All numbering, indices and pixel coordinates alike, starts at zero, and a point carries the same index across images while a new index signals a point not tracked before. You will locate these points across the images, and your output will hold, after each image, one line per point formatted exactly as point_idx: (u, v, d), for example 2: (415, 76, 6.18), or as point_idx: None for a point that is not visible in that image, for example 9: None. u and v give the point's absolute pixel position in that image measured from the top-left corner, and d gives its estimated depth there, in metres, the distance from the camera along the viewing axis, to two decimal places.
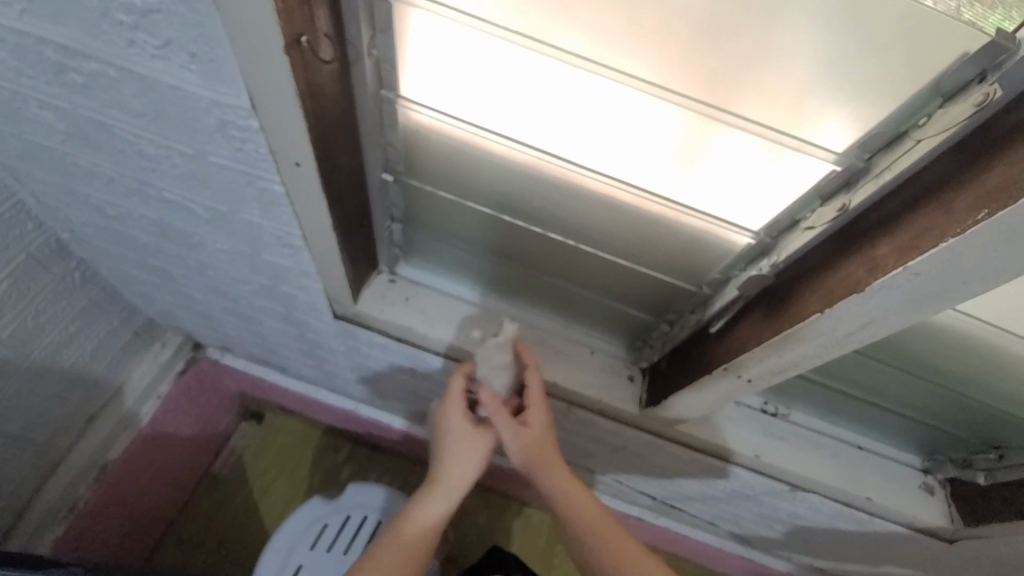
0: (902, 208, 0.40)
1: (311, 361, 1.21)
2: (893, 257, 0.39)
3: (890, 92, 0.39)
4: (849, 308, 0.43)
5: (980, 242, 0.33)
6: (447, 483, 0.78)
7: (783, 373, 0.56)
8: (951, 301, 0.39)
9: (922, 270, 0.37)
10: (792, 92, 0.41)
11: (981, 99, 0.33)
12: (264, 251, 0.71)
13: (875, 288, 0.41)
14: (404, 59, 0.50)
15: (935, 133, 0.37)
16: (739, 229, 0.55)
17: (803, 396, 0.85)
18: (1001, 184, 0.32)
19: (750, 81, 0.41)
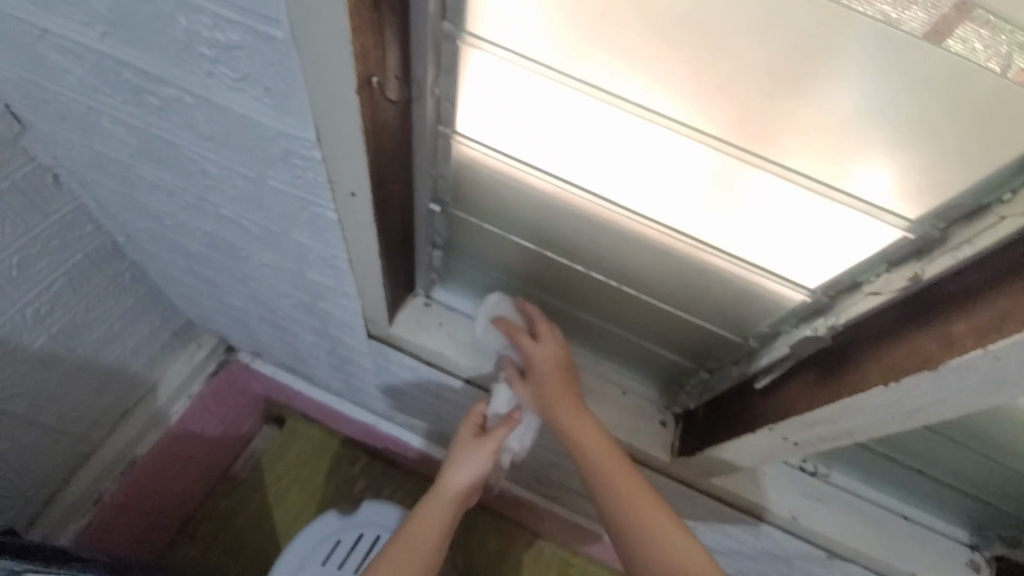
0: (981, 285, 0.37)
1: (338, 374, 1.22)
2: (971, 336, 0.37)
3: (948, 152, 0.37)
4: (917, 383, 0.41)
5: None
6: (451, 484, 0.82)
7: (833, 439, 0.53)
8: None
9: (1006, 355, 0.35)
10: (833, 141, 0.39)
11: None
12: (308, 270, 0.72)
13: (949, 366, 0.38)
14: (462, 98, 0.51)
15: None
16: (794, 286, 0.53)
17: (846, 458, 0.80)
18: None
19: (788, 127, 0.40)
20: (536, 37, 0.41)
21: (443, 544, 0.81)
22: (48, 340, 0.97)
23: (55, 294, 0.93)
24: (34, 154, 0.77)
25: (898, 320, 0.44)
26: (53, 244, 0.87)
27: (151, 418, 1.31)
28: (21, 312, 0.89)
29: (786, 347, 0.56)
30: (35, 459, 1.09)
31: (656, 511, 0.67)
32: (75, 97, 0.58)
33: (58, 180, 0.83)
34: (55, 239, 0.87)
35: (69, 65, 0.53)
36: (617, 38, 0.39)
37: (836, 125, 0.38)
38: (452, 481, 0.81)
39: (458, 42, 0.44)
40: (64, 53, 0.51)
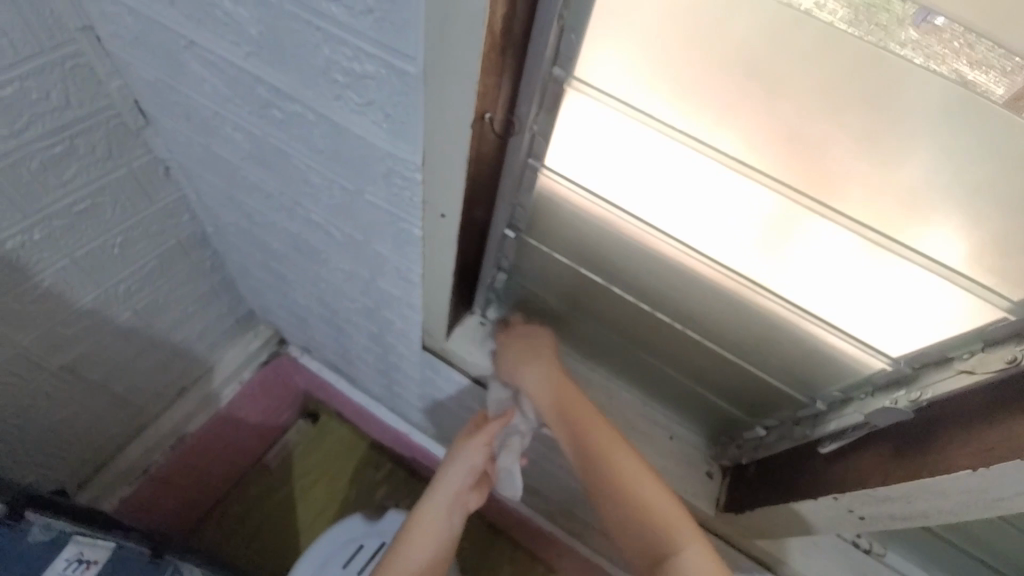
0: None
1: (382, 379, 1.25)
2: None
3: None
4: (1006, 472, 0.39)
5: None
6: (446, 484, 0.86)
7: (907, 518, 0.51)
8: None
9: None
10: (903, 198, 0.39)
11: None
12: (380, 279, 0.76)
13: None
14: (557, 135, 0.53)
15: None
16: (874, 353, 0.52)
17: (905, 541, 0.75)
18: None
19: (856, 178, 0.40)
20: (636, 84, 0.43)
21: (446, 539, 0.87)
22: (132, 315, 1.05)
23: (146, 274, 1.01)
24: (154, 148, 0.86)
25: (992, 403, 0.42)
26: (153, 228, 0.96)
27: (203, 399, 1.39)
28: (116, 286, 0.97)
29: (858, 414, 0.54)
30: (99, 424, 1.18)
31: (625, 481, 0.69)
32: (207, 104, 0.65)
33: (168, 172, 0.91)
34: (156, 224, 0.96)
35: (210, 77, 0.59)
36: (715, 89, 0.40)
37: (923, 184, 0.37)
38: (445, 480, 0.86)
39: (564, 85, 0.46)
40: (210, 68, 0.58)
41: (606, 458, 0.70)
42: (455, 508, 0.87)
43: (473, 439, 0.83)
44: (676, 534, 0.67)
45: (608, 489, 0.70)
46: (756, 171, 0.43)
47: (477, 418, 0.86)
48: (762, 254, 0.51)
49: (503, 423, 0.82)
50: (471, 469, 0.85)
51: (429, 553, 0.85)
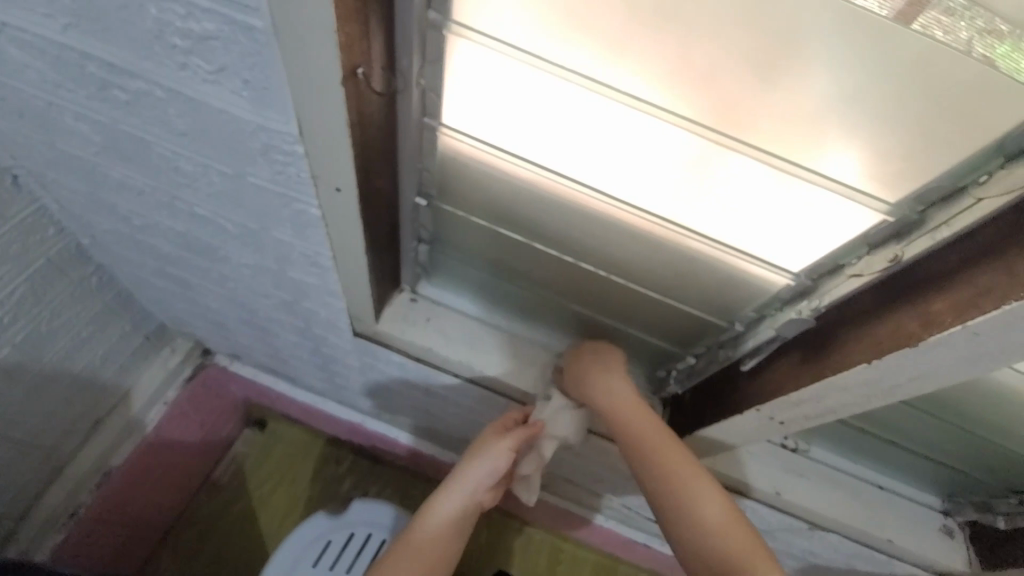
0: (958, 265, 0.39)
1: (322, 374, 1.19)
2: (949, 314, 0.39)
3: (921, 135, 0.38)
4: (896, 360, 0.43)
5: None
6: (466, 481, 0.79)
7: (817, 416, 0.56)
8: (1004, 360, 0.39)
9: (981, 331, 0.37)
10: (801, 121, 0.40)
11: None
12: (290, 268, 0.70)
13: (927, 343, 0.40)
14: (448, 89, 0.50)
15: (999, 193, 0.36)
16: (779, 270, 0.55)
17: (824, 434, 0.83)
18: None
19: (760, 106, 0.40)
20: (523, 24, 0.40)
21: (457, 535, 0.80)
22: (11, 350, 0.92)
23: (17, 303, 0.88)
24: None
25: (876, 300, 0.46)
26: (11, 249, 0.83)
27: (126, 427, 1.28)
28: None
29: (770, 329, 0.58)
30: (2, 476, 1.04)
31: (689, 496, 0.64)
32: (32, 92, 0.55)
33: (15, 180, 0.78)
34: (14, 244, 0.82)
35: (20, 55, 0.49)
36: (607, 15, 0.37)
37: (810, 97, 0.38)
38: (469, 474, 0.78)
39: (443, 31, 0.42)
40: (19, 46, 0.48)
41: (669, 468, 0.66)
42: (470, 505, 0.80)
43: (499, 442, 0.77)
44: (745, 558, 0.60)
45: (667, 496, 0.65)
46: (661, 108, 0.43)
47: (511, 419, 0.80)
48: (671, 189, 0.51)
49: (533, 432, 0.77)
50: (494, 469, 0.78)
51: (441, 545, 0.78)
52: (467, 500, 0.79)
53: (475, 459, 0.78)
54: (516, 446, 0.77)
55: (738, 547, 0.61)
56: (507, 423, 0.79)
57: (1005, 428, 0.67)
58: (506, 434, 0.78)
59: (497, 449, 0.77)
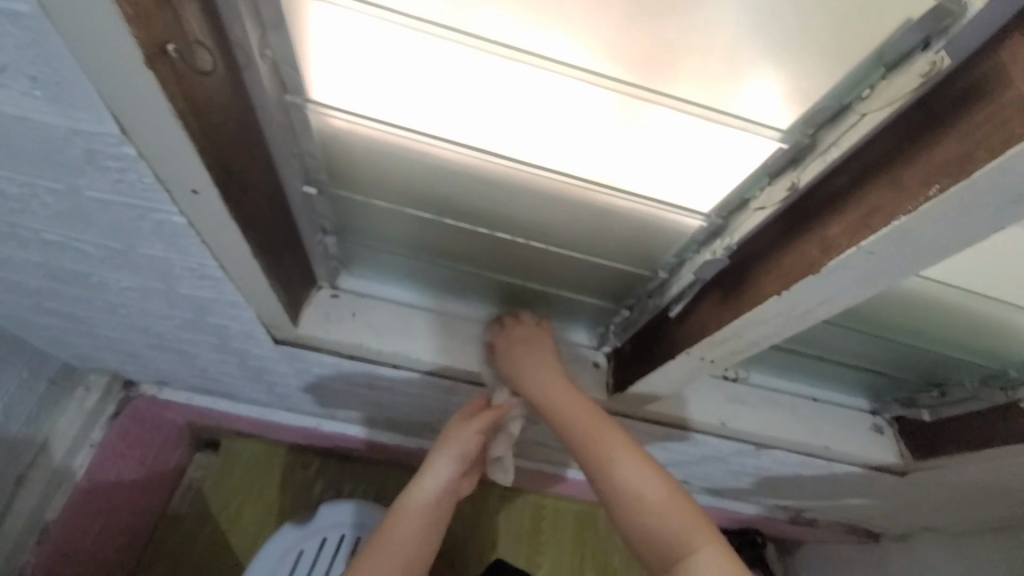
0: (850, 185, 0.39)
1: (261, 386, 1.12)
2: (846, 236, 0.38)
3: (829, 61, 0.37)
4: (803, 289, 0.43)
5: (930, 218, 0.33)
6: (433, 475, 0.78)
7: (742, 351, 0.56)
8: (900, 274, 0.39)
9: (875, 249, 0.37)
10: (714, 65, 0.38)
11: (928, 69, 0.32)
12: (179, 285, 0.63)
13: (828, 268, 0.40)
14: (309, 60, 0.44)
15: (881, 106, 0.35)
16: (692, 213, 0.53)
17: (759, 359, 0.87)
18: (952, 157, 0.31)
19: (683, 58, 0.38)
20: None
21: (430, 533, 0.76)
22: None
23: None
24: None
25: (782, 231, 0.46)
26: None
27: (53, 478, 1.16)
28: None
29: (690, 273, 0.57)
30: None
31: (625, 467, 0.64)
32: None
33: None
34: None
35: None
36: None
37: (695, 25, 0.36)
38: (436, 466, 0.78)
39: None
40: None
41: (594, 440, 0.66)
42: (446, 495, 0.79)
43: (469, 425, 0.77)
44: (690, 536, 0.59)
45: (612, 482, 0.64)
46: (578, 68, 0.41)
47: (474, 404, 0.80)
48: (571, 141, 0.48)
49: (496, 415, 0.78)
50: (466, 454, 0.78)
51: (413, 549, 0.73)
52: (439, 497, 0.77)
53: (448, 449, 0.78)
54: (481, 431, 0.77)
55: (687, 521, 0.60)
56: (471, 408, 0.80)
57: (915, 329, 0.72)
58: (472, 420, 0.78)
59: (464, 434, 0.77)
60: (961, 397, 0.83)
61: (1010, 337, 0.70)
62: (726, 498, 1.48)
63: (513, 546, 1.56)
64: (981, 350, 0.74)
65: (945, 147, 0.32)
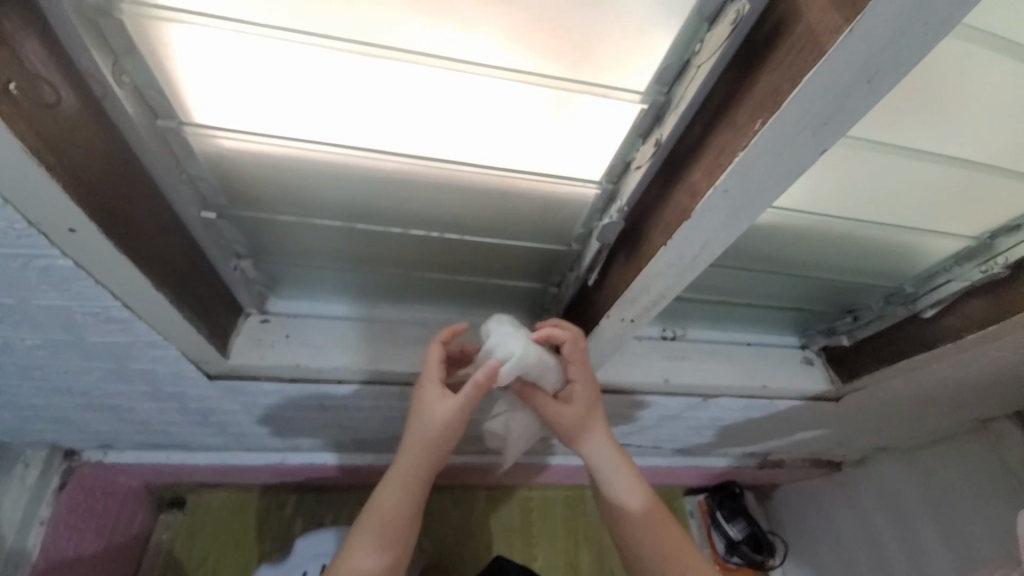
0: (703, 133, 0.42)
1: (211, 429, 1.08)
2: (705, 179, 0.42)
3: (670, 29, 0.40)
4: (684, 235, 0.46)
5: (763, 150, 0.37)
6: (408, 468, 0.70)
7: (655, 306, 0.59)
8: (760, 208, 0.43)
9: (729, 187, 0.40)
10: (595, 40, 0.41)
11: (735, 17, 0.36)
12: (87, 334, 0.61)
13: (698, 211, 0.43)
14: (182, 83, 0.45)
15: (709, 57, 0.39)
16: (586, 182, 0.56)
17: (690, 315, 0.92)
18: (767, 93, 0.35)
19: (586, 45, 0.41)
20: None
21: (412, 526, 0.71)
22: None
23: None
24: None
25: (663, 183, 0.49)
26: None
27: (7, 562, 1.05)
28: None
29: (597, 241, 0.61)
30: None
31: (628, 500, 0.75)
32: None
33: None
34: None
35: None
36: None
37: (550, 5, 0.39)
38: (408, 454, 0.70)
39: (130, 17, 0.39)
40: None
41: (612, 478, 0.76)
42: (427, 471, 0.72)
43: (432, 391, 0.69)
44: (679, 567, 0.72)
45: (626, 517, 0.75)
46: (446, 58, 0.43)
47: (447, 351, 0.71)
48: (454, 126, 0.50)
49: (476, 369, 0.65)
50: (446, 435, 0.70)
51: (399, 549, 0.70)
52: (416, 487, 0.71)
53: (420, 430, 0.69)
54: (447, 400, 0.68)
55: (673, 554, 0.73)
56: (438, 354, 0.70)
57: (817, 261, 0.78)
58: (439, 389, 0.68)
59: (444, 412, 0.68)
60: (872, 317, 0.89)
61: (897, 252, 0.76)
62: (697, 455, 1.54)
63: (505, 543, 1.56)
64: (877, 270, 0.81)
65: (762, 83, 0.35)
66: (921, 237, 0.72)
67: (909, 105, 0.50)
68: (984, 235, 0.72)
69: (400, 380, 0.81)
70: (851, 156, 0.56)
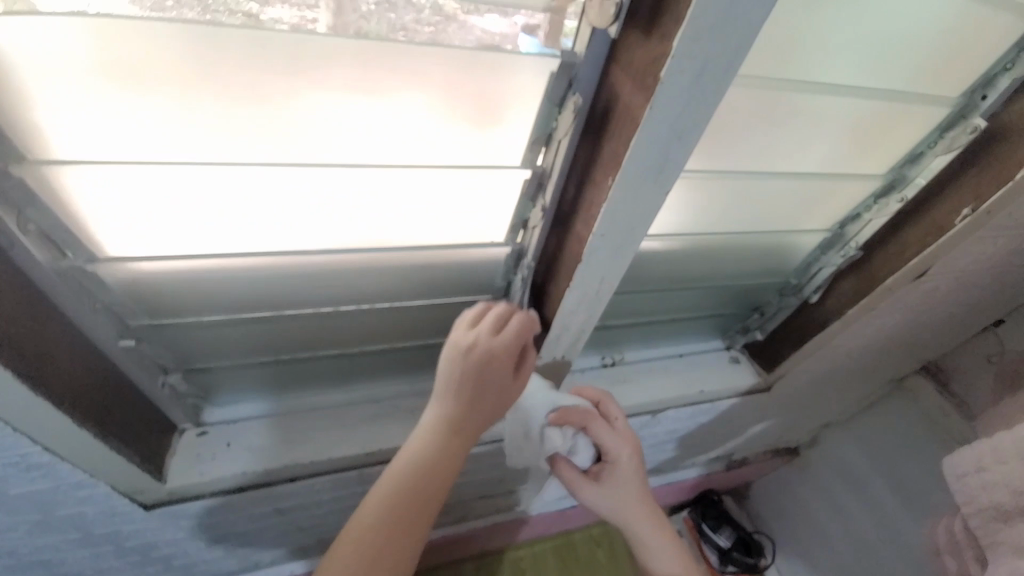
0: (576, 190, 0.50)
1: (158, 566, 0.99)
2: (585, 228, 0.49)
3: (528, 113, 0.48)
4: (581, 276, 0.53)
5: (621, 200, 0.45)
6: (430, 483, 0.57)
7: (579, 338, 0.66)
8: (636, 243, 0.51)
9: (603, 232, 0.48)
10: (467, 137, 0.49)
11: (575, 100, 0.44)
12: (3, 489, 0.57)
13: (586, 256, 0.50)
14: (90, 221, 0.47)
15: (564, 132, 0.47)
16: (494, 242, 0.63)
17: (622, 339, 0.99)
18: (612, 156, 0.43)
19: (460, 142, 0.49)
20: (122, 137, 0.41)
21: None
22: None
23: None
24: None
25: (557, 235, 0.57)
26: None
27: None
28: None
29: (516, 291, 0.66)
30: None
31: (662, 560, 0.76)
32: None
33: None
34: None
35: None
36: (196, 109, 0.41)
37: (424, 112, 0.46)
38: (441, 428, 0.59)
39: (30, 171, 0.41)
40: None
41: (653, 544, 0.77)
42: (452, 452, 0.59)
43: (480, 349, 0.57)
44: None
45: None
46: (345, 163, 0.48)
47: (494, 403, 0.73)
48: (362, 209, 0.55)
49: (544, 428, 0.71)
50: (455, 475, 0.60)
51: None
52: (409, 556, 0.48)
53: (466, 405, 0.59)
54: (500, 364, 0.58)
55: None
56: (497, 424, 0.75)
57: (714, 272, 0.88)
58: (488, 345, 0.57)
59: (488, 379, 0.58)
60: (774, 311, 1.01)
61: (776, 252, 0.88)
62: (669, 472, 1.57)
63: None
64: (765, 270, 0.93)
65: (607, 150, 0.44)
66: (789, 237, 0.85)
67: (735, 138, 0.62)
68: (835, 227, 0.86)
69: (353, 464, 0.79)
70: (708, 184, 0.68)
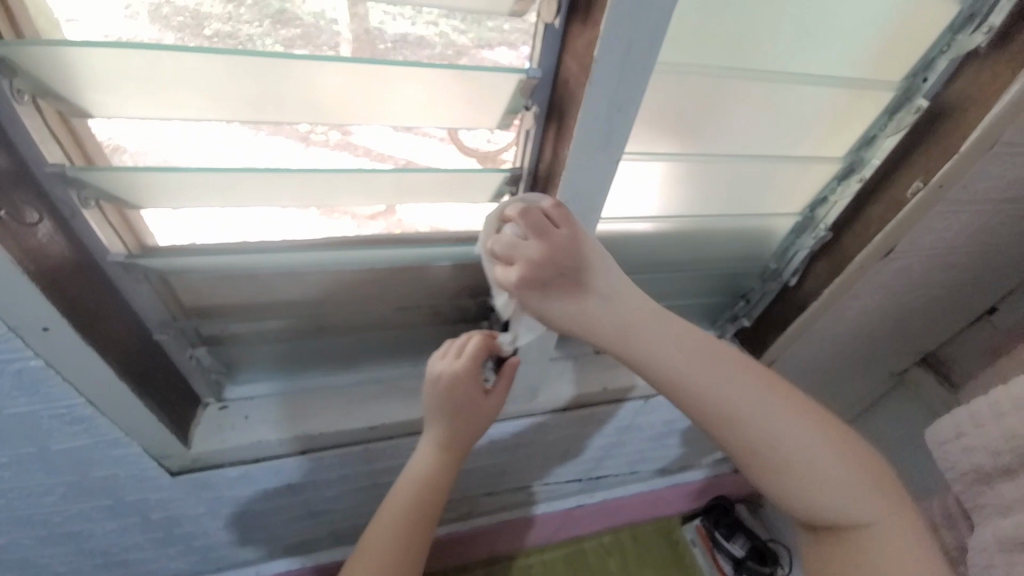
0: (907, 148, 0.57)
1: None
2: (923, 174, 0.56)
3: (906, 59, 0.53)
4: (901, 222, 0.59)
5: (983, 143, 0.51)
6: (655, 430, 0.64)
7: (850, 302, 0.71)
8: (958, 195, 0.57)
9: (943, 181, 0.55)
10: (806, 96, 0.55)
11: (966, 47, 0.50)
12: None
13: (913, 200, 0.57)
14: None
15: (930, 84, 0.53)
16: (789, 202, 0.68)
17: (879, 363, 0.90)
18: (985, 97, 0.50)
19: (797, 104, 0.55)
20: None
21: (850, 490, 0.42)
22: None
23: None
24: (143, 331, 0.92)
25: (863, 195, 0.62)
26: None
27: None
28: None
29: (799, 255, 0.71)
30: None
31: None
32: None
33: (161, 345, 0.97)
34: None
35: None
36: None
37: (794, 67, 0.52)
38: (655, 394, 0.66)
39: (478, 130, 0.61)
40: None
41: None
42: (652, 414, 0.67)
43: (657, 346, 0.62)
44: None
45: None
46: (684, 141, 0.56)
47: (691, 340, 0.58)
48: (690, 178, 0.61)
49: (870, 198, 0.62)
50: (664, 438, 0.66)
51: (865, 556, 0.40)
52: (772, 378, 0.44)
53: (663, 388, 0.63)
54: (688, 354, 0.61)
55: None
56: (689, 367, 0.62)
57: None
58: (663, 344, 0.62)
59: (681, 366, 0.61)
60: None
61: None
62: None
63: None
64: None
65: (983, 93, 0.50)
66: None
67: None
68: None
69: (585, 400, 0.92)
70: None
